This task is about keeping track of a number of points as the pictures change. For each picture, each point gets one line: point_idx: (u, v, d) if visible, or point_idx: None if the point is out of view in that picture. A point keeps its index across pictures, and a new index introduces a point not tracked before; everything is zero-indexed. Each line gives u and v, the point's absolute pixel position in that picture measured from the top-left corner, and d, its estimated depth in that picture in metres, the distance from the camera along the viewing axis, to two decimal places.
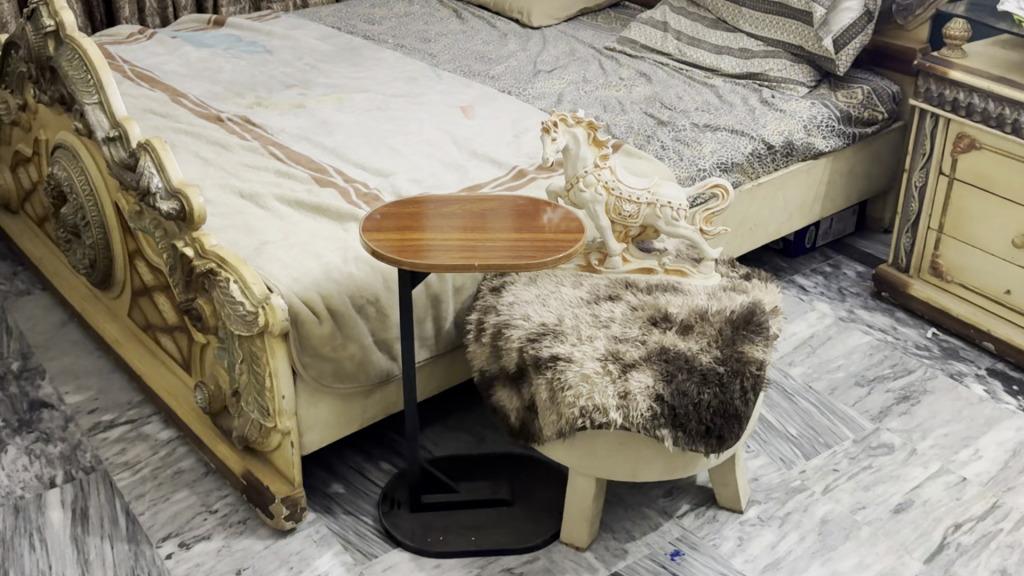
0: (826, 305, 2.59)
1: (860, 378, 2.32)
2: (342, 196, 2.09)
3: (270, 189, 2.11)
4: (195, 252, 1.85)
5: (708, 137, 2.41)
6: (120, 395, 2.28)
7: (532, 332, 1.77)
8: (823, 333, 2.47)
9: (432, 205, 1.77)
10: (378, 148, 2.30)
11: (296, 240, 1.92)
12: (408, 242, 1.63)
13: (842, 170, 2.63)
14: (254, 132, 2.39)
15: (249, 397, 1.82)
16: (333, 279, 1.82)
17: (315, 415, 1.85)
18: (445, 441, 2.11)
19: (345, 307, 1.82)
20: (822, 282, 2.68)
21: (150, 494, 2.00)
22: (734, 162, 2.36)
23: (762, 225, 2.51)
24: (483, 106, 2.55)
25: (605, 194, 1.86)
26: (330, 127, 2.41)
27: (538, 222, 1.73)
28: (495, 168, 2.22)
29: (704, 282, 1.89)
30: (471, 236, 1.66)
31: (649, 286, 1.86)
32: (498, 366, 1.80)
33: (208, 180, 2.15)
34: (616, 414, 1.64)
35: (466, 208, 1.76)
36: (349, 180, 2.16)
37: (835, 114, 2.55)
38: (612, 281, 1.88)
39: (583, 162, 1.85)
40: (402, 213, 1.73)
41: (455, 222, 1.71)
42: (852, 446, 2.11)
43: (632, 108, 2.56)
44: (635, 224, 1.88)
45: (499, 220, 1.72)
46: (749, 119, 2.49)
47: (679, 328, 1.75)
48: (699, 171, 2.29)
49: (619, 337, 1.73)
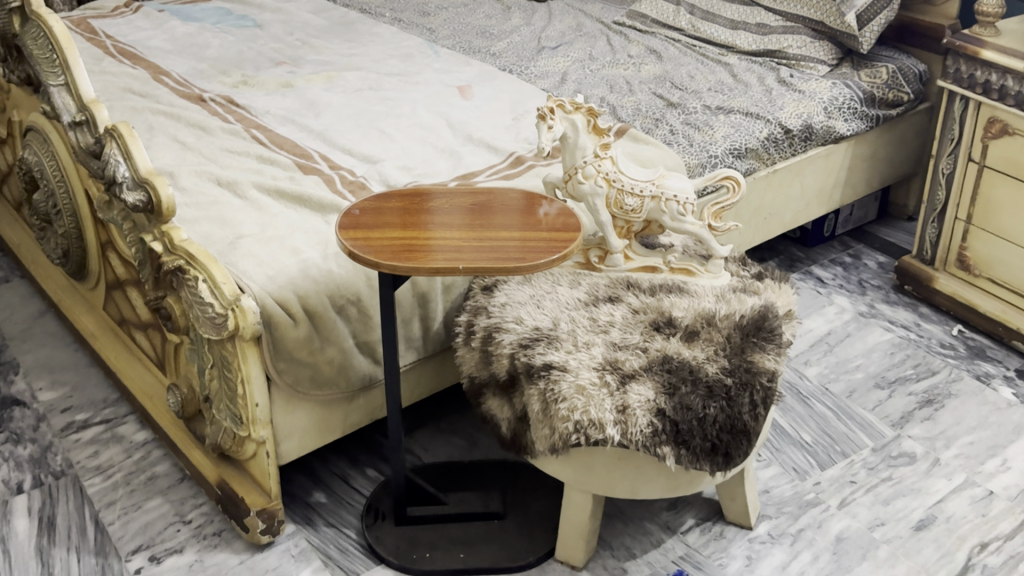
0: (846, 299, 2.44)
1: (880, 380, 2.18)
2: (325, 185, 1.95)
3: (249, 178, 1.98)
4: (165, 247, 1.73)
5: (721, 120, 2.25)
6: (96, 392, 2.16)
7: (525, 338, 1.63)
8: (842, 330, 2.33)
9: (419, 198, 1.63)
10: (367, 132, 2.16)
11: (274, 233, 1.79)
12: (389, 240, 1.49)
13: (864, 154, 2.47)
14: (237, 114, 2.25)
15: (222, 404, 1.70)
16: (310, 277, 1.68)
17: (293, 423, 1.72)
18: (435, 446, 1.98)
19: (323, 308, 1.68)
20: (841, 274, 2.53)
21: (122, 501, 1.89)
22: (748, 148, 2.21)
23: (778, 213, 2.36)
24: (481, 86, 2.40)
25: (606, 187, 1.71)
26: (318, 108, 2.27)
27: (535, 218, 1.58)
28: (491, 154, 2.08)
29: (713, 282, 1.74)
30: (460, 234, 1.52)
31: (652, 287, 1.72)
32: (488, 373, 1.67)
33: (185, 166, 2.01)
34: (614, 430, 1.50)
35: (456, 201, 1.62)
36: (335, 167, 2.03)
37: (858, 95, 2.39)
38: (613, 281, 1.74)
39: (582, 151, 1.71)
40: (386, 206, 1.59)
41: (443, 218, 1.56)
42: (871, 455, 1.98)
43: (640, 88, 2.41)
44: (638, 218, 1.74)
45: (492, 215, 1.58)
46: (765, 101, 2.33)
47: (684, 334, 1.61)
48: (710, 158, 2.14)
49: (618, 344, 1.60)
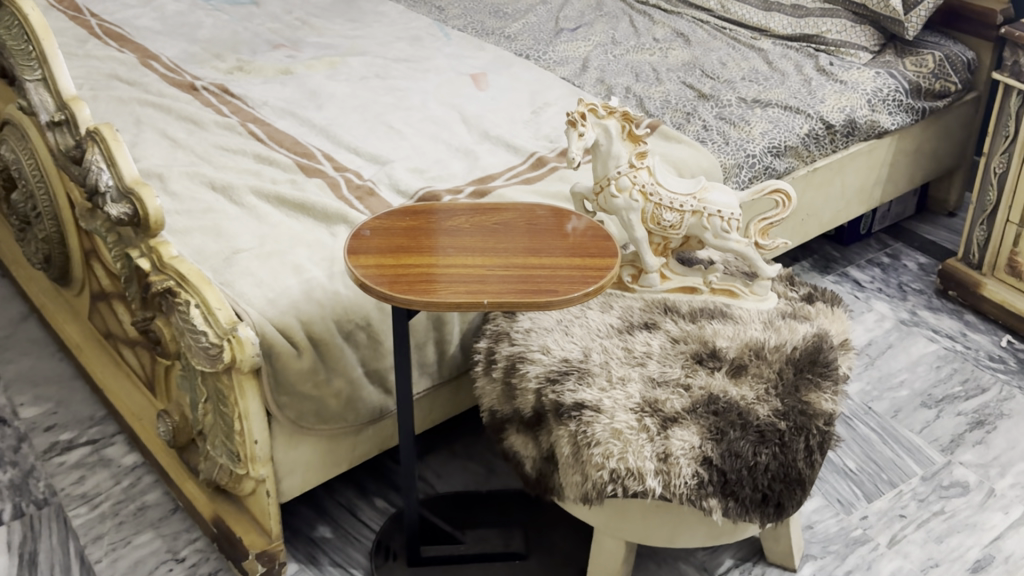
0: (886, 305, 2.28)
1: (926, 398, 2.02)
2: (330, 190, 1.79)
3: (246, 181, 1.81)
4: (152, 265, 1.56)
5: (757, 114, 2.08)
6: (82, 408, 2.00)
7: (553, 371, 1.47)
8: (883, 340, 2.17)
9: (434, 215, 1.46)
10: (375, 128, 1.99)
11: (274, 248, 1.63)
12: (402, 268, 1.33)
13: (907, 148, 2.30)
14: (232, 105, 2.07)
15: (216, 440, 1.54)
16: (315, 300, 1.52)
17: (296, 458, 1.56)
18: (449, 473, 1.83)
19: (328, 335, 1.52)
20: (880, 276, 2.38)
21: (110, 536, 1.74)
22: (787, 146, 2.04)
23: (816, 214, 2.19)
24: (496, 74, 2.22)
25: (642, 200, 1.54)
26: (321, 99, 2.10)
27: (564, 239, 1.42)
28: (510, 154, 1.91)
29: (758, 305, 1.58)
30: (481, 261, 1.36)
31: (692, 311, 1.56)
32: (511, 408, 1.51)
33: (175, 168, 1.84)
34: (655, 481, 1.35)
35: (476, 220, 1.45)
36: (340, 168, 1.86)
37: (904, 86, 2.21)
38: (648, 304, 1.57)
39: (616, 161, 1.54)
40: (396, 227, 1.42)
41: (462, 241, 1.40)
42: (920, 484, 1.83)
43: (668, 76, 2.24)
44: (677, 235, 1.57)
45: (516, 237, 1.41)
46: (805, 92, 2.16)
47: (730, 369, 1.45)
48: (747, 158, 1.97)
49: (657, 380, 1.44)
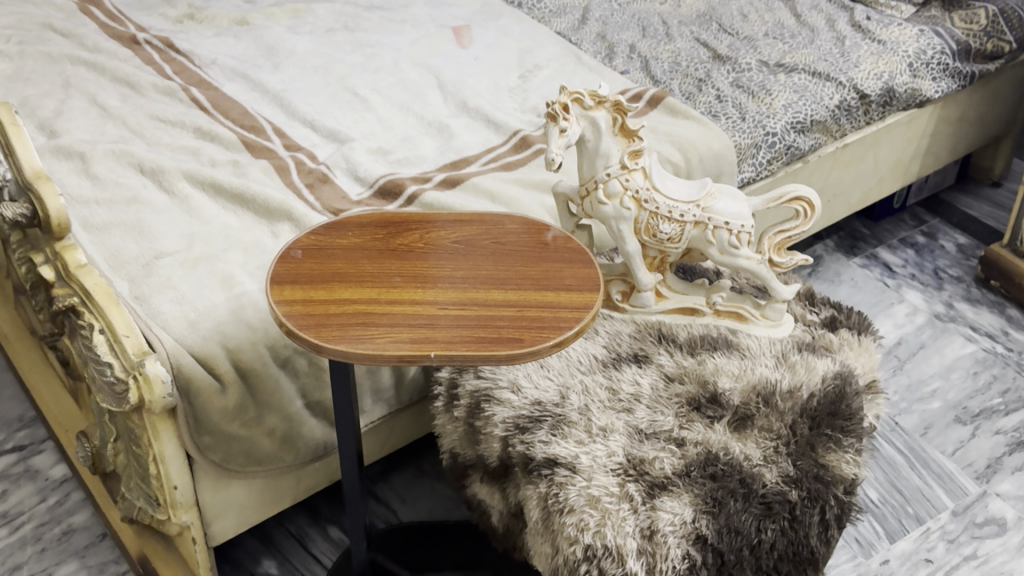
0: (919, 296, 2.03)
1: (961, 412, 1.79)
2: (277, 175, 1.54)
3: (181, 163, 1.56)
4: (56, 274, 1.33)
5: (780, 81, 1.80)
6: (10, 407, 1.80)
7: (522, 416, 1.24)
8: (914, 339, 1.93)
9: (382, 228, 1.21)
10: (337, 96, 1.73)
11: (203, 252, 1.39)
12: (336, 306, 1.09)
13: (952, 117, 2.02)
14: (177, 64, 1.81)
15: (132, 482, 1.32)
16: (244, 322, 1.29)
17: (226, 501, 1.35)
18: (415, 497, 1.62)
19: (260, 363, 1.29)
20: (913, 260, 2.12)
21: (29, 566, 1.54)
22: (814, 120, 1.76)
23: (845, 194, 1.93)
24: (482, 26, 1.95)
25: (635, 208, 1.29)
26: (278, 57, 1.84)
27: (538, 263, 1.17)
28: (490, 131, 1.65)
29: (770, 333, 1.33)
30: (435, 294, 1.12)
31: (691, 340, 1.31)
32: (475, 453, 1.29)
33: (100, 144, 1.59)
34: (637, 564, 1.10)
35: (431, 236, 1.20)
36: (292, 147, 1.61)
37: (950, 47, 1.92)
38: (640, 329, 1.33)
39: (605, 161, 1.29)
40: (334, 246, 1.18)
41: (413, 265, 1.16)
42: (950, 521, 1.60)
43: (679, 32, 1.96)
44: (675, 249, 1.32)
45: (477, 261, 1.17)
46: (837, 53, 1.88)
47: (733, 420, 1.21)
48: (766, 136, 1.71)
49: (644, 432, 1.20)
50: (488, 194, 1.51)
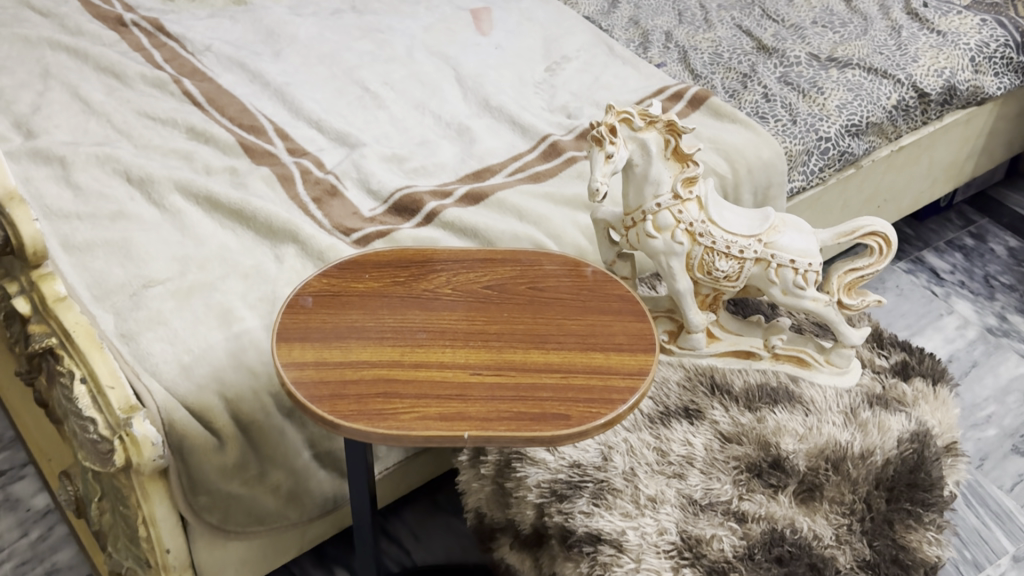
0: (969, 307, 1.88)
1: (1019, 441, 1.65)
2: (280, 186, 1.38)
3: (172, 170, 1.40)
4: (34, 307, 1.16)
5: (833, 77, 1.64)
6: None
7: (560, 481, 1.09)
8: (965, 357, 1.78)
9: (404, 271, 1.06)
10: (345, 90, 1.57)
11: (198, 279, 1.24)
12: (353, 371, 0.94)
13: (1011, 114, 1.86)
14: (169, 50, 1.64)
15: (119, 541, 1.18)
16: (244, 367, 1.15)
17: (224, 559, 1.21)
18: (429, 534, 1.49)
19: (262, 415, 1.15)
20: (962, 265, 1.98)
21: None
22: (870, 123, 1.60)
23: (896, 198, 1.77)
24: (503, 9, 1.78)
25: (689, 243, 1.14)
26: (279, 44, 1.67)
27: (582, 315, 1.02)
28: (516, 135, 1.50)
29: (835, 382, 1.19)
30: (466, 355, 0.97)
31: (748, 391, 1.17)
32: (504, 516, 1.15)
33: (82, 146, 1.42)
34: None
35: (460, 280, 1.05)
36: (296, 151, 1.45)
37: (1015, 38, 1.76)
38: (690, 377, 1.19)
39: (655, 189, 1.13)
40: (349, 292, 1.03)
41: (440, 318, 1.01)
42: (1011, 568, 1.47)
43: (719, 17, 1.81)
44: (732, 287, 1.17)
45: (513, 313, 1.02)
46: (893, 45, 1.72)
47: (800, 490, 1.07)
48: (819, 141, 1.55)
49: (699, 503, 1.06)
50: (516, 212, 1.35)
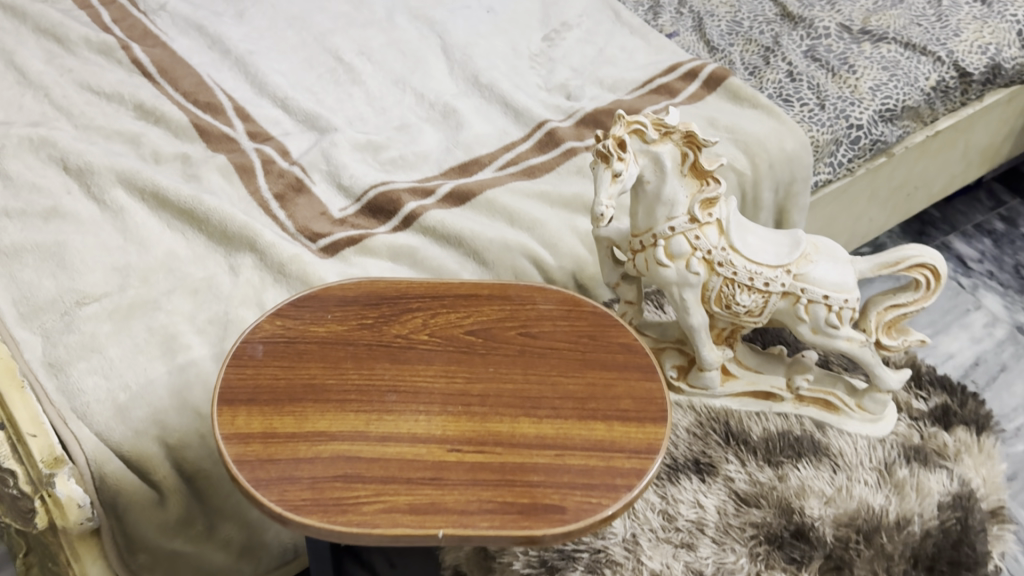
0: (997, 302, 1.74)
1: None
2: (239, 180, 1.21)
3: (115, 157, 1.22)
4: None
5: (865, 53, 1.46)
6: None
7: (551, 550, 0.94)
8: (993, 360, 1.63)
9: (372, 311, 0.90)
10: (316, 62, 1.39)
11: (140, 295, 1.08)
12: (308, 445, 0.79)
13: None
14: (119, 9, 1.46)
15: None
16: (190, 409, 0.99)
17: None
18: None
19: (209, 463, 1.00)
20: (991, 252, 1.82)
21: None
22: (906, 107, 1.42)
23: (926, 185, 1.61)
24: None
25: (705, 274, 0.98)
26: (244, 3, 1.49)
27: (581, 371, 0.87)
28: (508, 119, 1.33)
29: (867, 430, 1.05)
30: (444, 424, 0.82)
31: (767, 441, 1.03)
32: None
33: (13, 126, 1.25)
34: None
35: (438, 323, 0.90)
36: (259, 136, 1.28)
37: None
38: (701, 422, 1.04)
39: (669, 211, 0.97)
40: (307, 338, 0.87)
41: (413, 373, 0.85)
42: None
43: None
44: (753, 322, 1.02)
45: (499, 368, 0.86)
46: (932, 16, 1.54)
47: (826, 568, 0.93)
48: (849, 129, 1.37)
49: None
50: (506, 215, 1.19)
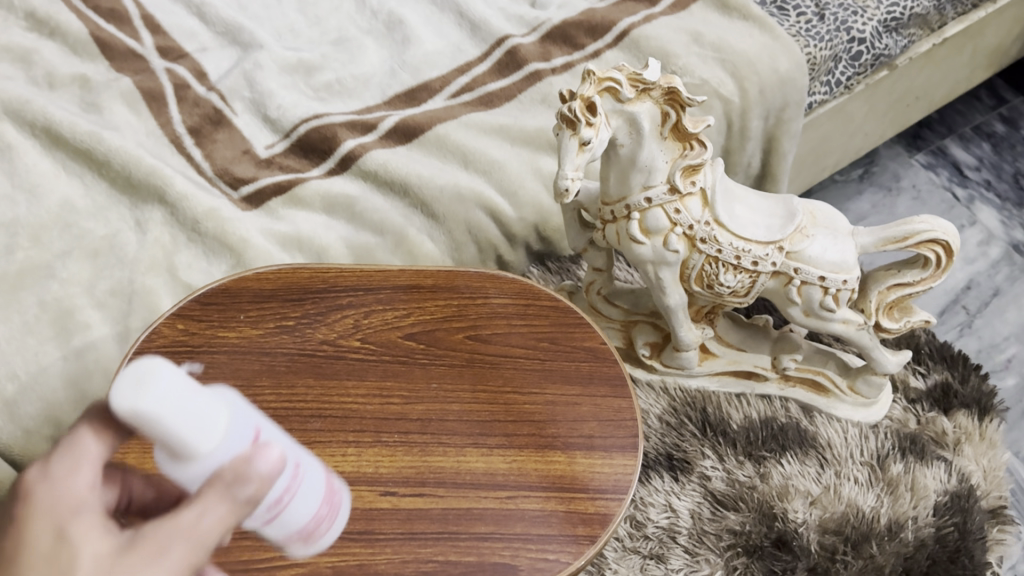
0: (994, 217, 1.61)
1: None
2: (149, 110, 1.04)
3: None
4: None
5: None
6: None
7: None
8: (986, 283, 1.52)
9: (292, 311, 0.77)
10: None
11: (29, 258, 0.91)
12: None
13: None
14: None
15: None
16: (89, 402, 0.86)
17: None
18: None
19: None
20: (989, 158, 1.69)
21: None
22: (914, 15, 1.24)
23: (928, 93, 1.46)
24: None
25: (686, 250, 0.85)
26: None
27: (540, 386, 0.74)
28: (463, 32, 1.15)
29: (858, 414, 0.95)
30: (376, 459, 0.69)
31: (748, 430, 0.93)
32: None
33: None
34: None
35: (371, 326, 0.77)
36: (172, 52, 1.10)
37: None
38: (677, 409, 0.94)
39: (647, 179, 0.82)
40: (213, 349, 0.74)
41: (339, 391, 0.73)
42: None
43: None
44: (739, 299, 0.90)
45: (442, 381, 0.74)
46: None
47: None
48: (850, 42, 1.20)
49: None
50: (459, 154, 1.04)
